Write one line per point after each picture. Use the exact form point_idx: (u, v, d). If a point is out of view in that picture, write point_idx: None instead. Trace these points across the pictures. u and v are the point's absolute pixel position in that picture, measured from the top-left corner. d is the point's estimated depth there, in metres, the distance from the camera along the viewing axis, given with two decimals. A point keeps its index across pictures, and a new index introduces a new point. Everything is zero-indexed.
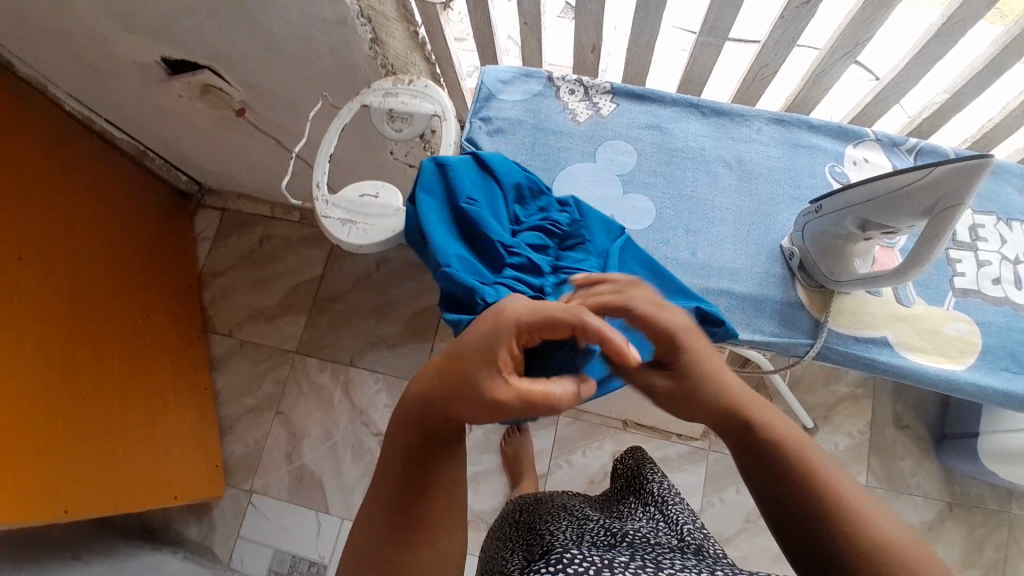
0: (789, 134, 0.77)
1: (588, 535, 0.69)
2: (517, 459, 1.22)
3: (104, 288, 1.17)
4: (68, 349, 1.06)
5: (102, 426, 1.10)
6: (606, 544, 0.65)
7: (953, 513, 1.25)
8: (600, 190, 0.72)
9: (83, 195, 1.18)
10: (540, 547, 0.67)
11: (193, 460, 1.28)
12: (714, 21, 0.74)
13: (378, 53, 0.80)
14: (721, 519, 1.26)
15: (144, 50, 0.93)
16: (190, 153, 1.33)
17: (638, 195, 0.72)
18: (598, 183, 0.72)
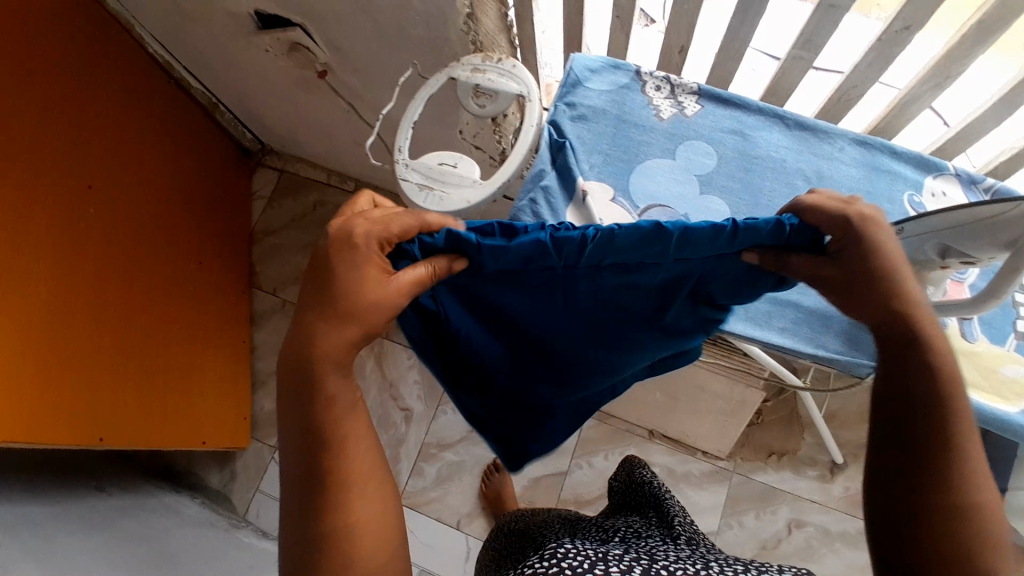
0: (872, 157, 0.77)
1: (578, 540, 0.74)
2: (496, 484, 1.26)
3: (161, 229, 1.21)
4: (122, 281, 1.09)
5: (145, 363, 1.13)
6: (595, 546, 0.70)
7: None
8: (677, 187, 0.72)
9: (154, 138, 1.21)
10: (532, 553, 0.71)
11: (223, 409, 1.31)
12: (811, 35, 0.74)
13: (470, 29, 0.81)
14: (736, 542, 1.24)
15: (239, 2, 0.95)
16: (259, 111, 1.36)
17: (714, 197, 0.72)
18: (676, 181, 0.73)
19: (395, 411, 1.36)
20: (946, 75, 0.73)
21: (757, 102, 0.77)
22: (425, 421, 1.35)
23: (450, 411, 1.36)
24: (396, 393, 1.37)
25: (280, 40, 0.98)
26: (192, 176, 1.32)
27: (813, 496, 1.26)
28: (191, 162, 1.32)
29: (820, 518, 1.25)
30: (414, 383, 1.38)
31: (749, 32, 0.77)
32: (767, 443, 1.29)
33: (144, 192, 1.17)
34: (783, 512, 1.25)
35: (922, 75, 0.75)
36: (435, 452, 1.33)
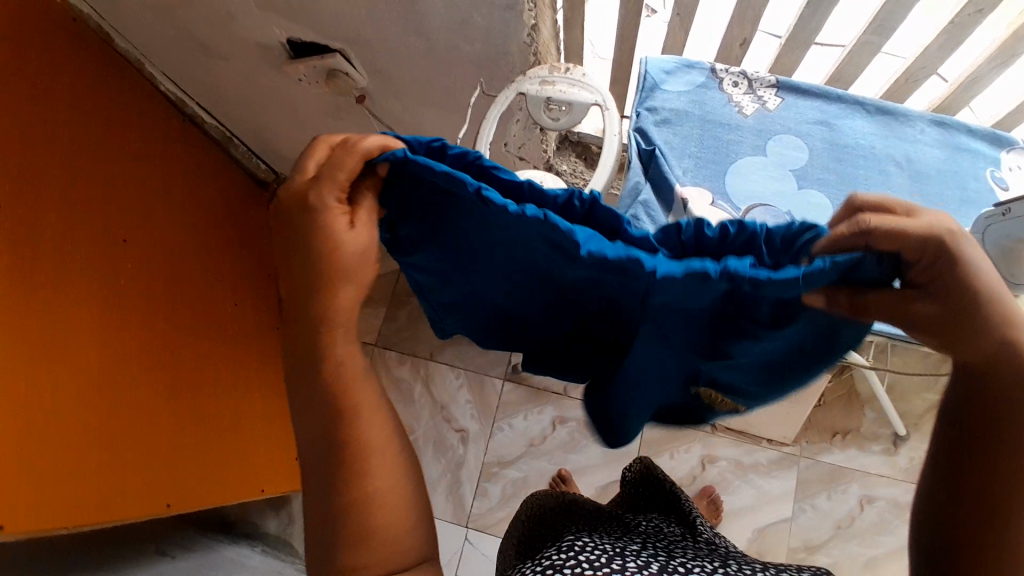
0: (952, 136, 0.77)
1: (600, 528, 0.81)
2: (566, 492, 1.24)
3: (196, 273, 1.16)
4: (168, 333, 1.04)
5: (197, 416, 1.08)
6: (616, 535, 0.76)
7: None
8: (774, 185, 0.71)
9: (176, 179, 1.16)
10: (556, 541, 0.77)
11: (274, 451, 1.27)
12: (886, 19, 0.73)
13: (533, 40, 0.78)
14: (812, 525, 1.25)
15: (272, 31, 0.90)
16: (276, 140, 1.31)
17: (812, 192, 0.71)
18: (772, 179, 0.71)
19: (450, 433, 1.33)
20: (1013, 53, 0.74)
21: (839, 89, 0.76)
22: (483, 440, 1.32)
23: (506, 427, 1.33)
24: (449, 414, 1.34)
25: (316, 67, 0.94)
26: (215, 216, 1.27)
27: (880, 470, 1.27)
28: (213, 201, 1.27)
29: (889, 491, 1.25)
30: (466, 403, 1.34)
31: (820, 21, 0.76)
32: (830, 423, 1.29)
33: (178, 237, 1.12)
34: (853, 490, 1.26)
35: (988, 54, 0.76)
36: (497, 470, 1.30)
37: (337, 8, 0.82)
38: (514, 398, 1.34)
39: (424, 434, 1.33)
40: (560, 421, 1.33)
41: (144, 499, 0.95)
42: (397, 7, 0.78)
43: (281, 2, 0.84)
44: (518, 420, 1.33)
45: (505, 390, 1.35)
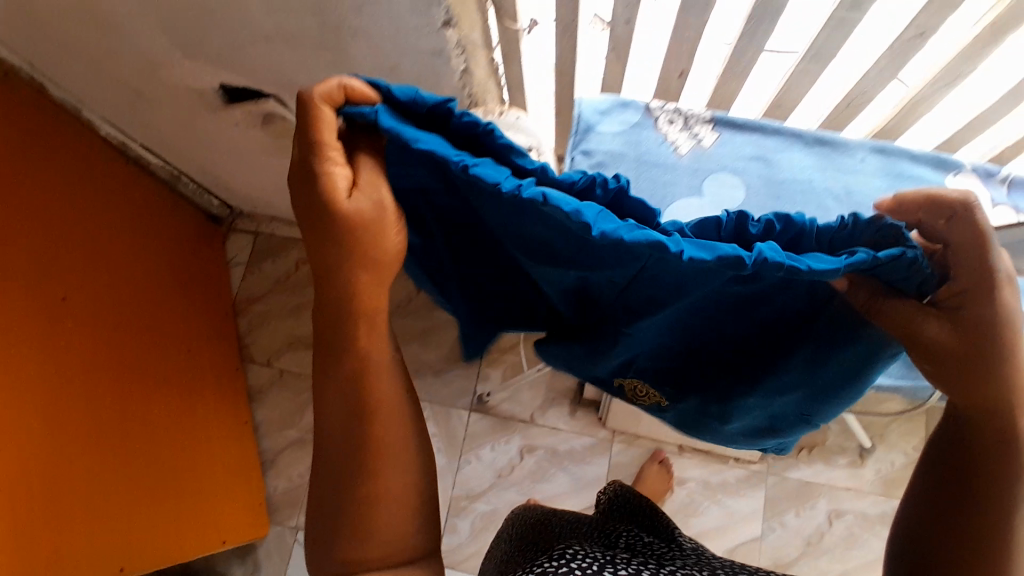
0: (893, 164, 0.76)
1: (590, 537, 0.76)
2: None
3: (143, 323, 1.13)
4: (113, 391, 1.02)
5: (148, 471, 1.05)
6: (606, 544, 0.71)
7: None
8: None
9: (118, 228, 1.13)
10: (543, 547, 0.72)
11: (238, 499, 1.23)
12: (819, 50, 0.72)
13: (466, 82, 0.78)
14: (782, 542, 1.24)
15: (202, 77, 0.88)
16: (224, 177, 1.27)
17: None
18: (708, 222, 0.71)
19: None
20: (958, 75, 0.71)
21: (779, 123, 0.76)
22: (451, 473, 1.31)
23: (473, 459, 1.31)
24: None
25: (251, 113, 0.92)
26: (163, 260, 1.24)
27: (846, 483, 1.27)
28: (159, 244, 1.23)
29: (857, 505, 1.26)
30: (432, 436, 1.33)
31: (754, 54, 0.75)
32: (796, 438, 1.29)
33: (116, 288, 1.08)
34: (821, 506, 1.26)
35: (929, 77, 0.73)
36: (466, 504, 1.29)
37: (265, 55, 0.79)
38: (480, 428, 1.33)
39: None
40: (527, 450, 1.32)
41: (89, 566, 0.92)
42: (324, 54, 0.76)
43: (208, 50, 0.81)
44: (485, 451, 1.32)
45: (471, 421, 1.34)
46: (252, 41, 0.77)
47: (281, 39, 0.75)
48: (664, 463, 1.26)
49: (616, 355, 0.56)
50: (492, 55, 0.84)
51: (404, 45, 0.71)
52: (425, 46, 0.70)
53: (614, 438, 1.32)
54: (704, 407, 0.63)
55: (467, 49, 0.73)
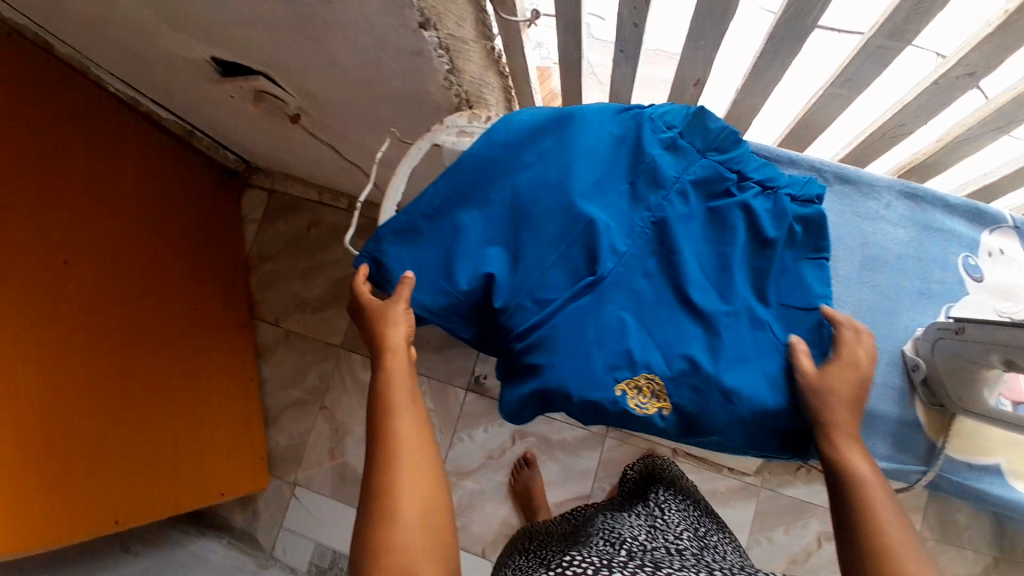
0: (921, 213, 0.66)
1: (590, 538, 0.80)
2: (526, 497, 1.24)
3: (149, 283, 1.15)
4: (116, 351, 1.05)
5: (152, 428, 1.11)
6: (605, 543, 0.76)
7: (1009, 573, 1.15)
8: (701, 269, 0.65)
9: (129, 187, 1.13)
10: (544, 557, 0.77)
11: (239, 453, 1.30)
12: (853, 75, 0.62)
13: (453, 83, 0.72)
14: (767, 557, 1.22)
15: (192, 50, 0.84)
16: (235, 137, 1.26)
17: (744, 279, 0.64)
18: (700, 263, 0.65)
19: None
20: (1017, 118, 0.60)
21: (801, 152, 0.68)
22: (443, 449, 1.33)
23: (466, 438, 1.33)
24: None
25: (244, 88, 0.88)
26: (176, 218, 1.25)
27: None
28: (173, 203, 1.25)
29: None
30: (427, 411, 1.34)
31: (778, 70, 0.65)
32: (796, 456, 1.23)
33: (126, 250, 1.11)
34: (813, 526, 1.22)
35: (973, 121, 0.63)
36: (455, 480, 1.31)
37: (249, 37, 0.74)
38: (475, 409, 1.34)
39: None
40: (519, 435, 1.32)
41: (96, 518, 0.98)
42: (305, 42, 0.70)
43: (192, 27, 0.77)
44: (478, 431, 1.33)
45: (467, 400, 1.34)
46: (235, 22, 0.72)
47: (260, 24, 0.70)
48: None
49: (616, 323, 0.63)
50: (491, 46, 0.78)
51: (382, 42, 0.65)
52: (404, 45, 0.65)
53: (608, 433, 1.30)
54: (717, 395, 0.61)
55: (450, 50, 0.67)
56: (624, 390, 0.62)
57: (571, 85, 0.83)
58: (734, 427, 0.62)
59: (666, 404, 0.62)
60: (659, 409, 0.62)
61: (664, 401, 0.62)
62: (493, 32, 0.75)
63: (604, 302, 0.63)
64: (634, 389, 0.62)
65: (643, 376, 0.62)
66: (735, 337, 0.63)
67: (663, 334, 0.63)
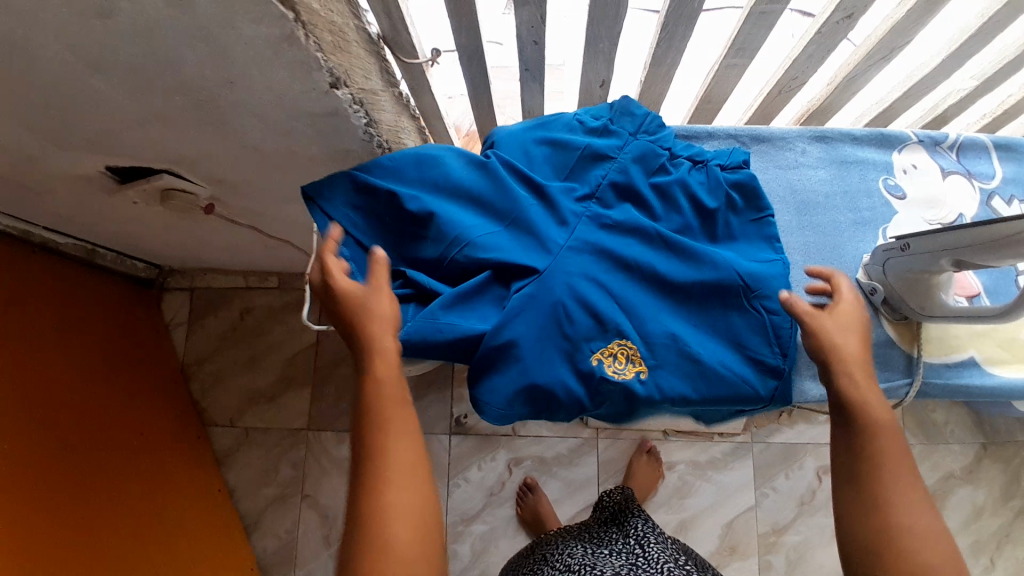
0: (834, 151, 0.72)
1: None
2: (539, 522, 1.22)
3: (84, 421, 1.04)
4: (62, 506, 0.94)
5: (123, 574, 0.99)
6: None
7: (983, 453, 1.25)
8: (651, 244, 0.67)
9: (37, 324, 1.03)
10: None
11: (227, 572, 1.18)
12: (743, 45, 0.68)
13: (374, 135, 0.71)
14: (776, 507, 1.26)
15: (84, 164, 0.78)
16: (141, 244, 1.17)
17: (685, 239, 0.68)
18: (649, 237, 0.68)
19: None
20: (893, 47, 0.66)
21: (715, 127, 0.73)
22: (443, 501, 1.28)
23: (463, 482, 1.29)
24: None
25: (148, 191, 0.83)
26: (93, 343, 1.14)
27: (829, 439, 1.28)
28: (86, 327, 1.14)
29: None
30: None
31: (675, 55, 0.70)
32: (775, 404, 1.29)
33: (46, 391, 0.99)
34: (808, 464, 1.28)
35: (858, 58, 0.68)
36: (463, 528, 1.27)
37: (145, 137, 0.70)
38: (464, 450, 1.30)
39: None
40: (514, 463, 1.30)
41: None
42: (210, 130, 0.68)
43: (82, 141, 0.71)
44: (473, 472, 1.30)
45: (453, 444, 1.30)
46: (129, 127, 0.68)
47: (157, 121, 0.66)
48: (652, 454, 1.26)
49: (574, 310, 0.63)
50: (398, 91, 0.78)
51: (294, 111, 0.64)
52: (318, 109, 0.63)
53: (599, 435, 1.31)
54: (688, 353, 0.64)
55: (365, 103, 0.66)
56: (599, 358, 0.63)
57: (483, 112, 0.84)
58: (714, 380, 0.64)
59: (643, 367, 0.63)
60: (637, 373, 0.63)
61: (640, 364, 0.63)
62: (398, 77, 0.75)
63: (569, 282, 0.64)
64: (609, 357, 0.63)
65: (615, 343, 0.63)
66: (696, 297, 0.66)
67: (630, 305, 0.64)
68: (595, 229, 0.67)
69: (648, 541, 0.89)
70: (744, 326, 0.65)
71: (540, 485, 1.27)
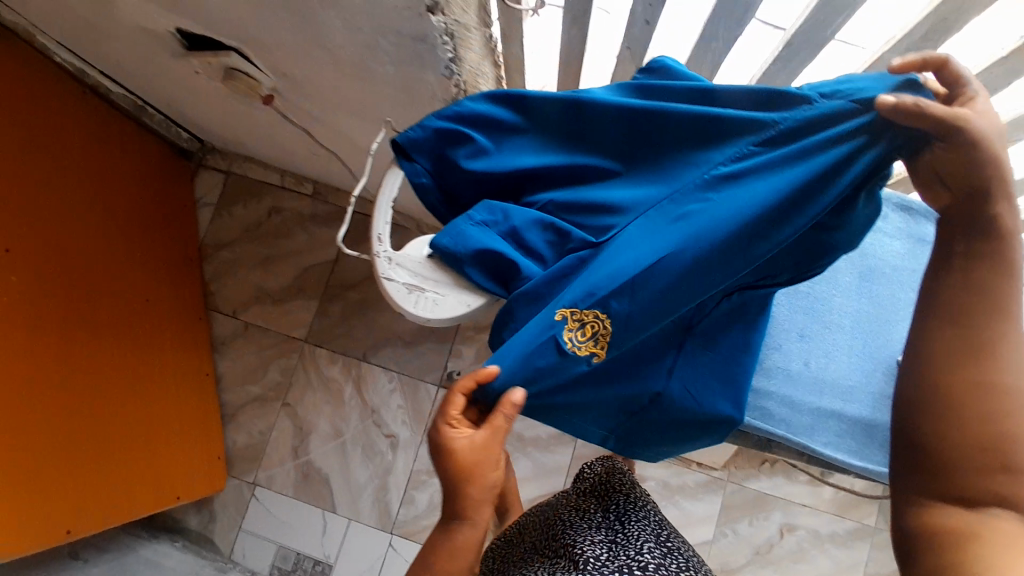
0: (918, 224, 0.67)
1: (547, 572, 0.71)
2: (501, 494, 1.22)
3: (97, 273, 1.05)
4: (62, 350, 0.95)
5: (101, 427, 1.01)
6: None
7: None
8: None
9: (71, 164, 1.03)
10: None
11: (197, 453, 1.20)
12: None
13: (454, 73, 0.67)
14: (732, 549, 1.25)
15: (156, 20, 0.75)
16: (192, 114, 1.15)
17: None
18: None
19: (380, 438, 1.29)
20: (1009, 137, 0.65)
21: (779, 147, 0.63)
22: (413, 447, 1.29)
23: None
24: (380, 419, 1.29)
25: (212, 65, 0.80)
26: (122, 199, 1.14)
27: (805, 499, 1.26)
28: (119, 183, 1.13)
29: (811, 521, 1.26)
30: (398, 408, 1.30)
31: (788, 74, 0.65)
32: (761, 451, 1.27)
33: (63, 233, 0.99)
34: (776, 517, 1.26)
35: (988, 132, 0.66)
36: (425, 479, 1.28)
37: (224, 8, 0.67)
38: None
39: (353, 437, 1.29)
40: None
41: (43, 531, 0.88)
42: (291, 19, 0.65)
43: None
44: None
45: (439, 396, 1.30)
46: None
47: None
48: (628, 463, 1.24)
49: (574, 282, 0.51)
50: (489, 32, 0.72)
51: (382, 24, 0.60)
52: (406, 30, 0.60)
53: None
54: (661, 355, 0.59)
55: (455, 36, 0.62)
56: (565, 315, 0.51)
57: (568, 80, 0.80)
58: (740, 391, 0.62)
59: (601, 352, 0.53)
60: (591, 354, 0.52)
61: (600, 348, 0.52)
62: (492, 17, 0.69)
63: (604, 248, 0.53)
64: (576, 322, 0.51)
65: (595, 311, 0.50)
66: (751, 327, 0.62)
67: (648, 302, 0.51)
68: (709, 187, 0.49)
69: (629, 514, 0.79)
70: (790, 354, 0.63)
71: (510, 460, 1.26)
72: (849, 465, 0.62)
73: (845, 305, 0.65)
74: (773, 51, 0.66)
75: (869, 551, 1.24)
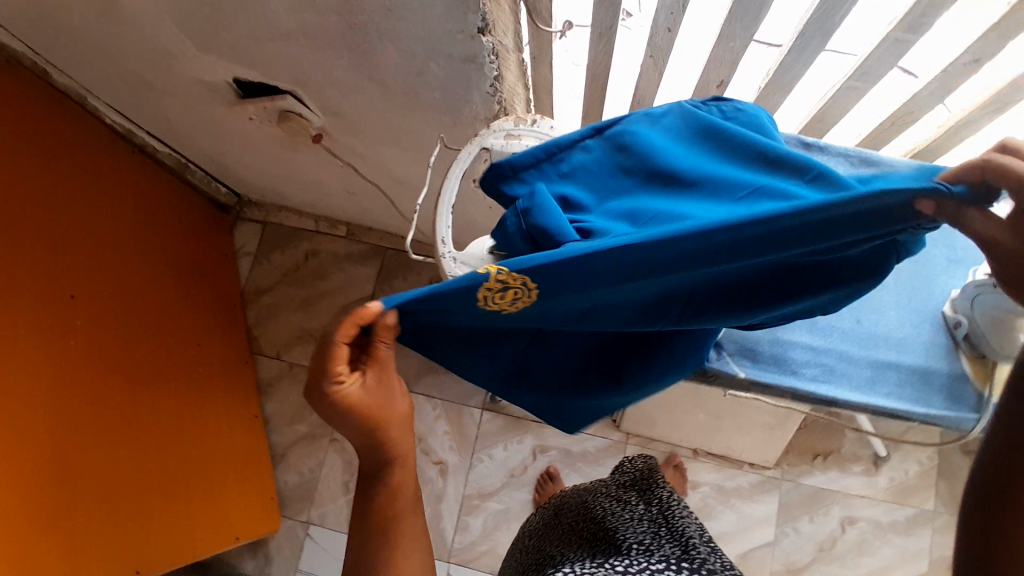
0: None
1: (590, 555, 0.74)
2: None
3: (153, 319, 1.10)
4: (123, 391, 0.99)
5: (161, 467, 1.03)
6: (601, 565, 0.69)
7: None
8: None
9: (126, 219, 1.09)
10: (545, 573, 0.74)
11: (251, 493, 1.21)
12: (870, 68, 0.70)
13: (497, 91, 0.73)
14: (794, 548, 1.24)
15: (218, 72, 0.83)
16: (233, 167, 1.23)
17: None
18: None
19: (430, 466, 1.30)
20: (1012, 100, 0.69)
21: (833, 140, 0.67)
22: (463, 473, 1.30)
23: (486, 458, 1.30)
24: (427, 447, 1.31)
25: (267, 109, 0.88)
26: (171, 250, 1.20)
27: (862, 491, 1.26)
28: (167, 235, 1.20)
29: (870, 512, 1.24)
30: (445, 434, 1.31)
31: (802, 63, 0.71)
32: (810, 446, 1.28)
33: (122, 284, 1.04)
34: (834, 512, 1.25)
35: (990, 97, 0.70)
36: (478, 503, 1.28)
37: (285, 53, 0.75)
38: (494, 427, 1.32)
39: None
40: (539, 450, 1.30)
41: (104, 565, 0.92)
42: (347, 55, 0.72)
43: (223, 47, 0.76)
44: (498, 451, 1.31)
45: (484, 419, 1.32)
46: (273, 39, 0.72)
47: (300, 37, 0.70)
48: (678, 469, 1.24)
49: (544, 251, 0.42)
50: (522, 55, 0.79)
51: (433, 50, 0.67)
52: (456, 52, 0.66)
53: (629, 440, 1.30)
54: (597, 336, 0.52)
55: (500, 56, 0.68)
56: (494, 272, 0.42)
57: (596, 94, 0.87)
58: (798, 351, 0.65)
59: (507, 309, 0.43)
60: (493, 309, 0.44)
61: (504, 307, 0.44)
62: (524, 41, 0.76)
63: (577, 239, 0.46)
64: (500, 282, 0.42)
65: (525, 277, 0.42)
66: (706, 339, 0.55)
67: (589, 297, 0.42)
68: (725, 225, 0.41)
69: (672, 510, 0.82)
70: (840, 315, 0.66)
71: (561, 477, 1.27)
72: (913, 413, 0.64)
73: (886, 265, 0.69)
74: (777, 64, 0.74)
75: (932, 537, 1.22)
